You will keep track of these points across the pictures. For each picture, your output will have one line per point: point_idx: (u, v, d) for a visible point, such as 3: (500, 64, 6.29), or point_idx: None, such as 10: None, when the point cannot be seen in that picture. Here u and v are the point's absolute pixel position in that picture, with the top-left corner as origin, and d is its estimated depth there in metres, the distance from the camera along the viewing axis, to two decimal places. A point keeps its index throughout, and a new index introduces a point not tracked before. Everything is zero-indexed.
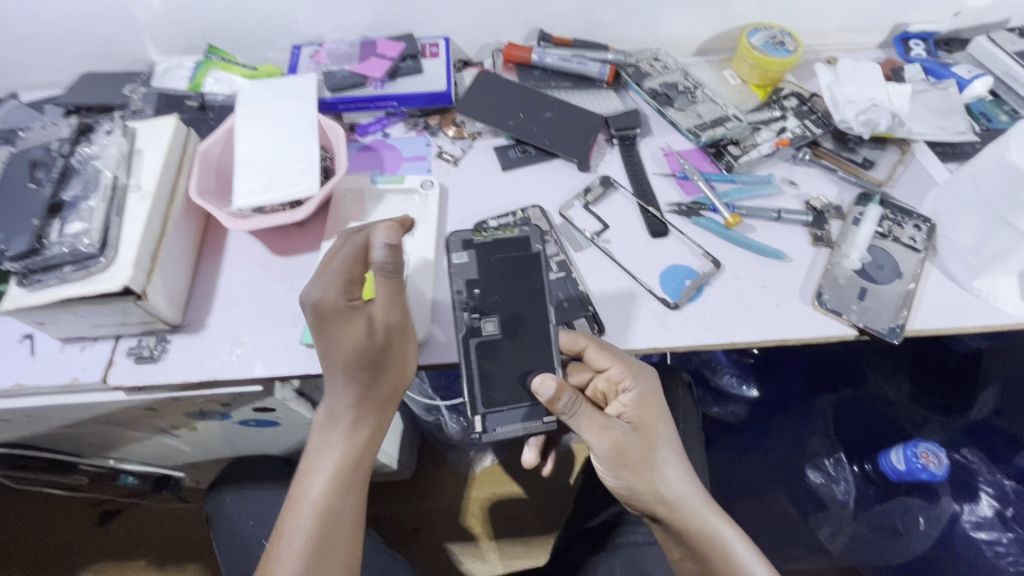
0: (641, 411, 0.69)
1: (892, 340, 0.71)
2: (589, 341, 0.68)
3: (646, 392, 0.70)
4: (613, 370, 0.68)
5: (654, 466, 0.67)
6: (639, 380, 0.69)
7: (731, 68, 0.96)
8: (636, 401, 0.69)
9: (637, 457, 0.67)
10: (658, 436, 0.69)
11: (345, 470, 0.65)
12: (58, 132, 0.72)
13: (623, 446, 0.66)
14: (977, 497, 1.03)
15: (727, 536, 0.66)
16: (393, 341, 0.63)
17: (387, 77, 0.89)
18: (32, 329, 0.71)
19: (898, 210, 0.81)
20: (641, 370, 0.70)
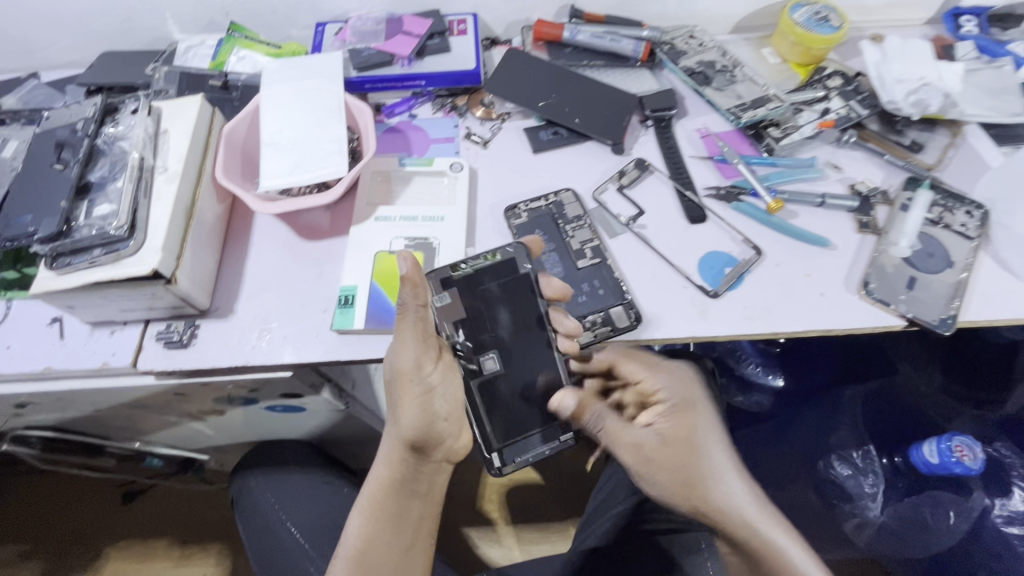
0: (676, 421, 0.70)
1: (943, 332, 0.68)
2: (620, 353, 0.73)
3: (682, 402, 0.72)
4: (647, 382, 0.73)
5: (696, 472, 0.67)
6: (673, 392, 0.73)
7: (771, 45, 0.92)
8: (671, 411, 0.72)
9: (670, 467, 0.68)
10: (698, 444, 0.69)
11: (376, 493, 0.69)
12: (83, 112, 0.70)
13: (651, 456, 0.69)
14: (1010, 491, 1.00)
15: (783, 546, 0.61)
16: (403, 377, 0.64)
17: (414, 55, 0.86)
18: (60, 313, 0.71)
19: (949, 196, 0.77)
20: (675, 381, 0.73)
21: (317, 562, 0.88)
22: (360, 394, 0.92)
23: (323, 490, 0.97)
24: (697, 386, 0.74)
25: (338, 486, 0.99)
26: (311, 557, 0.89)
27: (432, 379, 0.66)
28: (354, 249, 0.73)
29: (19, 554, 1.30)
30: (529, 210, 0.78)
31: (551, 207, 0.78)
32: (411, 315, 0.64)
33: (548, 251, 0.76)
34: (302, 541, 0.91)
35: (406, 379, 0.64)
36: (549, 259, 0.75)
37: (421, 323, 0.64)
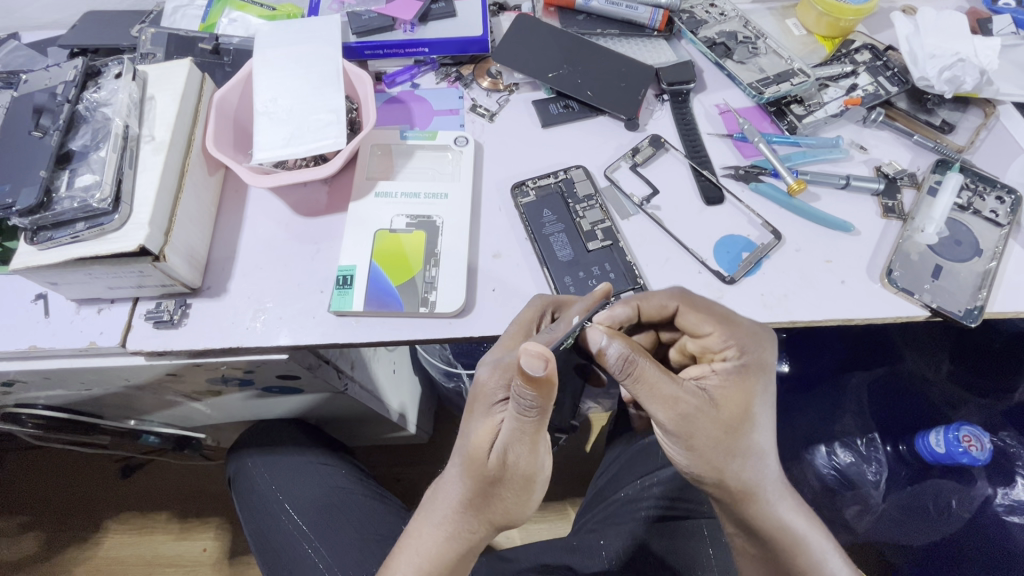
0: (736, 387, 0.59)
1: (968, 323, 0.65)
2: (681, 301, 0.61)
3: (750, 364, 0.60)
4: (714, 335, 0.60)
5: (737, 444, 0.59)
6: (745, 352, 0.60)
7: (795, 16, 0.86)
8: (737, 373, 0.59)
9: (712, 438, 0.58)
10: (750, 416, 0.59)
11: (445, 561, 0.62)
12: (63, 76, 0.66)
13: (692, 417, 0.57)
14: (1013, 481, 0.97)
15: (798, 526, 0.63)
16: (526, 480, 0.57)
17: (417, 20, 0.81)
18: (45, 289, 0.67)
19: (979, 178, 0.73)
20: (752, 340, 0.60)
21: (314, 544, 0.87)
22: (358, 375, 0.89)
23: (321, 471, 0.96)
24: (773, 351, 0.61)
25: (336, 468, 0.97)
26: (308, 538, 0.88)
27: (538, 470, 0.57)
28: (353, 226, 0.70)
29: (18, 525, 1.30)
30: (537, 187, 0.74)
31: (560, 185, 0.74)
32: (537, 417, 0.52)
33: (557, 231, 0.71)
34: (300, 522, 0.90)
35: (530, 482, 0.57)
36: (558, 240, 0.71)
37: (541, 421, 0.53)
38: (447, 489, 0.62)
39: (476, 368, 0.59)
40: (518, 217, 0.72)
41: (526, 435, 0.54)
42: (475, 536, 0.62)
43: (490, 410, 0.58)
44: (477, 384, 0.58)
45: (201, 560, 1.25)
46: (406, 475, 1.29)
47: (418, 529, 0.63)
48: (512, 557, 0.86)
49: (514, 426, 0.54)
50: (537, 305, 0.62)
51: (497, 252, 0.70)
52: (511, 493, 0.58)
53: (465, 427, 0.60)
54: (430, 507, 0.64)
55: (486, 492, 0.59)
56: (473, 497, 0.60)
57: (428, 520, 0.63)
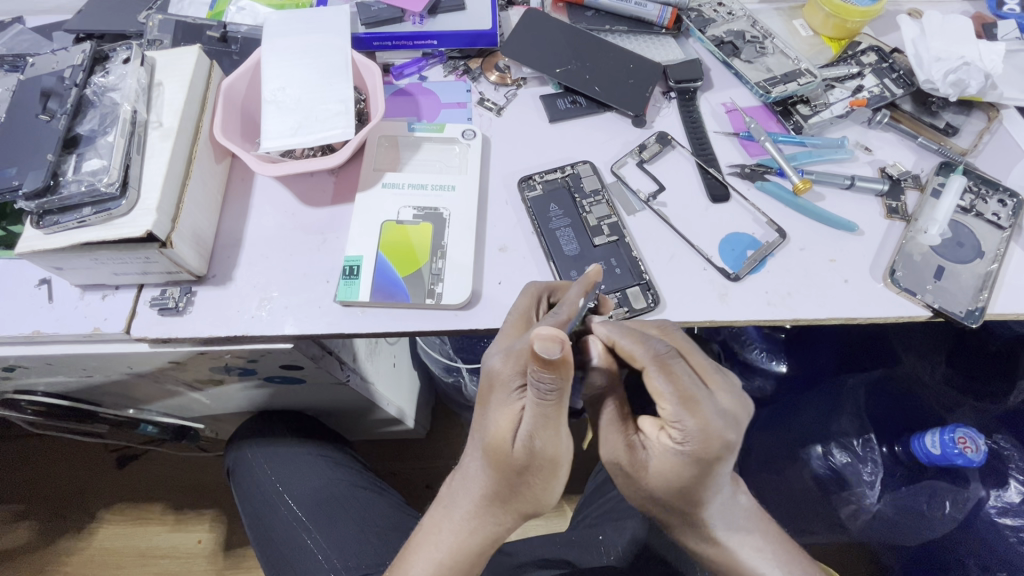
0: (677, 464, 0.55)
1: (970, 324, 0.66)
2: (649, 364, 0.54)
3: (698, 450, 0.54)
4: (668, 409, 0.54)
5: (669, 500, 0.59)
6: (695, 440, 0.53)
7: (802, 17, 0.86)
8: (677, 456, 0.55)
9: (641, 484, 0.59)
10: (685, 489, 0.57)
11: (468, 554, 0.62)
12: (71, 59, 0.65)
13: (623, 461, 0.59)
14: (1005, 483, 0.97)
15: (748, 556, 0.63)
16: (554, 465, 0.57)
17: (426, 12, 0.81)
18: (49, 274, 0.67)
19: (982, 181, 0.74)
20: (708, 428, 0.53)
21: (314, 535, 0.87)
22: (361, 367, 0.89)
23: (323, 463, 0.96)
24: (734, 428, 0.55)
25: (337, 461, 0.97)
26: (309, 529, 0.88)
27: (561, 452, 0.56)
28: (358, 218, 0.70)
29: (12, 514, 1.29)
30: (544, 181, 0.74)
31: (567, 180, 0.75)
32: (557, 399, 0.52)
33: (564, 226, 0.72)
34: (299, 513, 0.90)
35: (558, 466, 0.57)
36: (564, 233, 0.71)
37: (562, 401, 0.52)
38: (468, 483, 0.62)
39: (484, 360, 0.59)
40: (525, 210, 0.72)
41: (550, 420, 0.54)
42: (501, 527, 0.62)
43: (507, 398, 0.57)
44: (492, 374, 0.58)
45: (195, 552, 1.24)
46: (403, 469, 1.29)
47: (441, 522, 0.63)
48: (512, 551, 0.87)
49: (535, 410, 0.53)
50: (532, 292, 0.62)
51: (503, 245, 0.70)
52: (538, 479, 0.58)
53: (484, 419, 0.59)
54: (451, 500, 0.64)
55: (513, 483, 0.59)
56: (498, 489, 0.60)
57: (452, 513, 0.63)
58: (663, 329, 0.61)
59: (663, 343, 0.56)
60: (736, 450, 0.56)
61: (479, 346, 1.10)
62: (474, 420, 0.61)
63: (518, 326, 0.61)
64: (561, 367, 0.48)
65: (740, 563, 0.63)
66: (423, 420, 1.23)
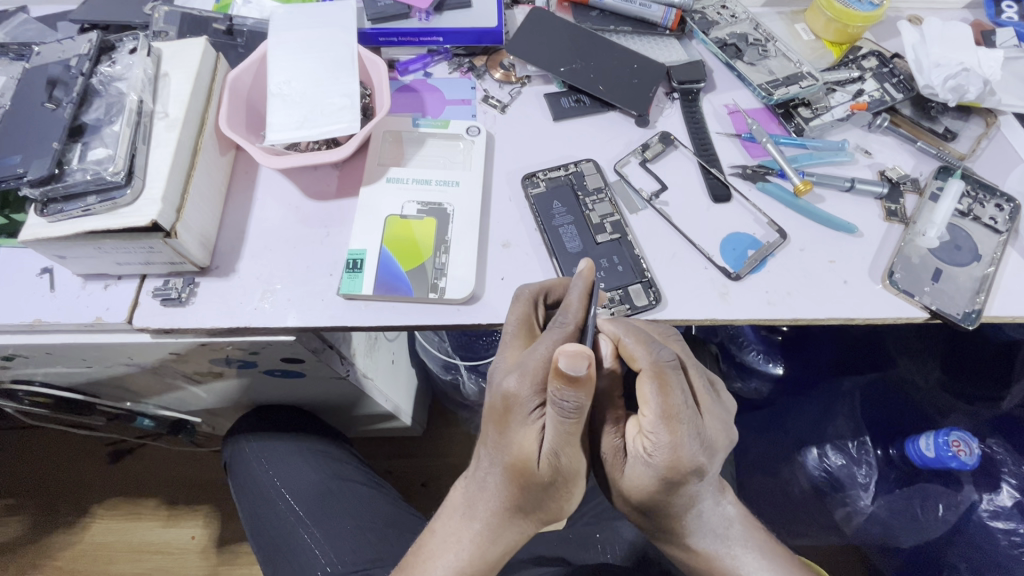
0: (644, 475, 0.55)
1: (967, 326, 0.67)
2: (646, 368, 0.54)
3: (667, 465, 0.53)
4: (648, 419, 0.53)
5: (637, 507, 0.60)
6: (663, 456, 0.53)
7: (804, 21, 0.87)
8: (649, 468, 0.54)
9: (614, 479, 0.60)
10: (647, 499, 0.57)
11: (490, 560, 0.63)
12: (77, 48, 0.65)
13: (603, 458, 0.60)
14: (998, 486, 0.99)
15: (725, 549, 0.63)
16: (575, 477, 0.57)
17: (432, 9, 0.81)
18: (51, 263, 0.67)
19: (980, 186, 0.75)
20: (679, 449, 0.52)
21: (312, 530, 0.88)
22: (359, 362, 0.88)
23: (320, 459, 0.95)
24: (700, 454, 0.54)
25: (334, 457, 0.97)
26: (306, 525, 0.88)
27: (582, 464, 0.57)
28: (364, 211, 0.70)
29: (5, 508, 1.28)
30: (548, 179, 0.75)
31: (570, 178, 0.75)
32: (578, 418, 0.51)
33: (567, 223, 0.72)
34: (296, 508, 0.90)
35: (578, 478, 0.58)
36: (567, 231, 0.72)
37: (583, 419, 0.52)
38: (486, 496, 0.62)
39: (498, 381, 0.57)
40: (528, 207, 0.73)
41: (573, 437, 0.53)
42: (523, 533, 0.63)
43: (527, 418, 0.56)
44: (507, 395, 0.55)
45: (188, 548, 1.24)
46: (399, 467, 1.28)
47: (459, 532, 0.63)
48: None
49: (559, 429, 0.52)
50: (527, 297, 0.62)
51: (506, 241, 0.71)
52: (561, 491, 0.58)
53: (504, 439, 0.57)
54: (468, 509, 0.63)
55: (535, 495, 0.59)
56: (519, 500, 0.60)
57: (472, 524, 0.62)
58: (665, 334, 0.63)
59: (665, 354, 0.55)
60: (700, 473, 0.54)
61: (478, 344, 1.09)
62: (489, 438, 0.59)
63: (522, 337, 0.60)
64: (583, 382, 0.48)
65: (742, 561, 0.63)
66: (419, 418, 1.23)
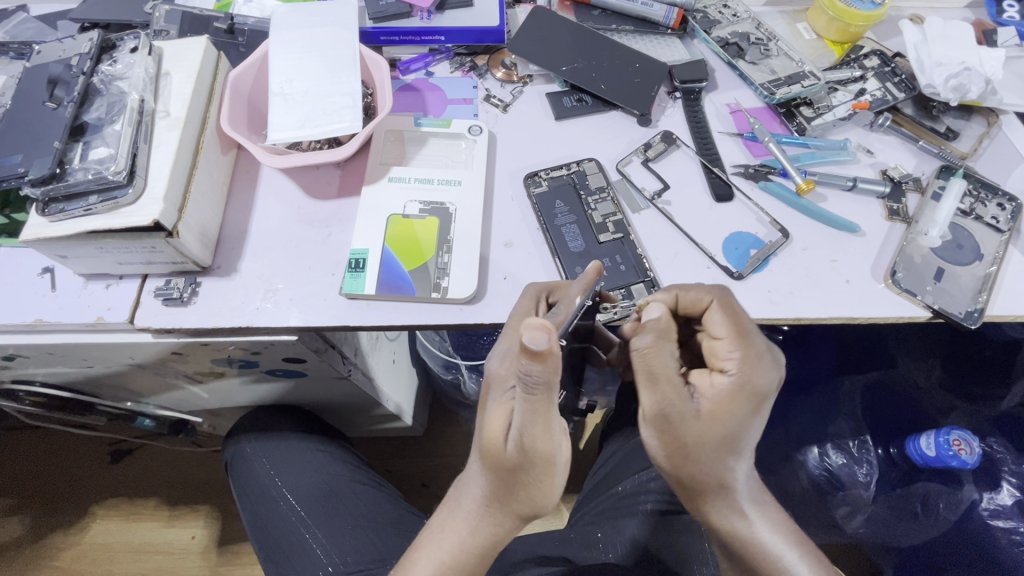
0: (729, 399, 0.55)
1: (969, 325, 0.67)
2: (716, 296, 0.60)
3: (748, 386, 0.56)
4: (725, 342, 0.58)
5: (712, 458, 0.56)
6: (750, 371, 0.56)
7: (806, 20, 0.87)
8: (734, 389, 0.56)
9: (682, 432, 0.55)
10: (728, 434, 0.55)
11: (468, 556, 0.61)
12: (77, 47, 0.65)
13: (674, 404, 0.55)
14: (998, 485, 0.99)
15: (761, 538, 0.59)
16: (546, 464, 0.55)
17: (434, 8, 0.81)
18: (52, 263, 0.67)
19: (982, 185, 0.75)
20: (761, 362, 0.57)
21: (314, 531, 0.87)
22: (361, 362, 0.88)
23: (321, 458, 0.95)
24: (776, 377, 0.57)
25: (336, 456, 0.97)
26: (307, 525, 0.88)
27: (555, 454, 0.55)
28: (366, 210, 0.70)
29: (5, 509, 1.28)
30: (550, 179, 0.75)
31: (573, 177, 0.75)
32: (543, 393, 0.52)
33: (569, 222, 0.72)
34: (297, 508, 0.90)
35: (550, 465, 0.55)
36: (569, 230, 0.72)
37: (552, 397, 0.53)
38: (470, 485, 0.62)
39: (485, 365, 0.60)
40: (530, 207, 0.73)
41: (541, 413, 0.53)
42: (500, 530, 0.61)
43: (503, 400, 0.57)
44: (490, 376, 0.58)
45: (189, 548, 1.23)
46: (400, 467, 1.28)
47: (443, 522, 0.63)
48: (511, 548, 0.86)
49: (525, 405, 0.53)
50: (532, 292, 0.63)
51: (509, 240, 0.71)
52: (534, 479, 0.56)
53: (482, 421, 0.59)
54: (455, 501, 0.64)
55: (510, 484, 0.58)
56: (497, 490, 0.59)
57: (456, 513, 0.63)
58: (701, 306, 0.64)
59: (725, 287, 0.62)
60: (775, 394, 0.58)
61: (479, 343, 1.09)
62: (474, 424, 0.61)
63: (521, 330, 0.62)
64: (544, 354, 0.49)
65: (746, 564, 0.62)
66: (420, 418, 1.23)
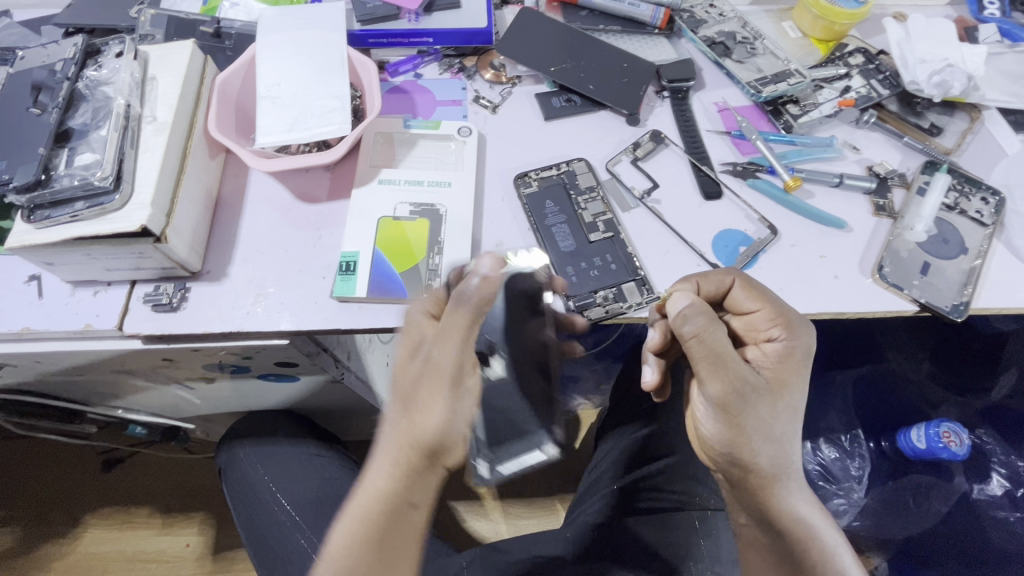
0: (783, 362, 0.60)
1: (955, 318, 0.68)
2: (737, 275, 0.64)
3: (795, 349, 0.61)
4: (761, 314, 0.63)
5: (784, 429, 0.59)
6: (792, 333, 0.61)
7: (791, 19, 0.88)
8: (786, 352, 0.61)
9: (756, 408, 0.57)
10: (792, 398, 0.60)
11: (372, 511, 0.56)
12: (62, 52, 0.65)
13: (744, 382, 0.57)
14: (988, 476, 1.01)
15: (814, 516, 0.62)
16: (442, 376, 0.54)
17: (422, 10, 0.81)
18: (39, 270, 0.66)
19: (966, 180, 0.76)
20: (799, 324, 0.61)
21: (307, 535, 0.86)
22: (354, 366, 0.88)
23: (316, 462, 0.95)
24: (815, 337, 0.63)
25: (330, 459, 0.96)
26: (302, 529, 0.87)
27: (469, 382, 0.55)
28: (356, 213, 0.70)
29: None
30: (540, 179, 0.75)
31: (563, 177, 0.75)
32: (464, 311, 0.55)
33: (559, 222, 0.72)
34: (292, 513, 0.89)
35: (445, 380, 0.55)
36: (560, 230, 0.72)
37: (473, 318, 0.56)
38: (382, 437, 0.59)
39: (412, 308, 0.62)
40: (520, 207, 0.73)
41: (455, 331, 0.55)
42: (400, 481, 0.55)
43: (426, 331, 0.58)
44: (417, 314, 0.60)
45: (184, 556, 1.23)
46: None
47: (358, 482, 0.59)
48: (506, 548, 0.86)
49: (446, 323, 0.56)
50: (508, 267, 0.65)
51: (499, 241, 0.71)
52: (434, 402, 0.54)
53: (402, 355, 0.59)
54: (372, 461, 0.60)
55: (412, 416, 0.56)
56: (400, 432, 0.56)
57: (366, 473, 0.58)
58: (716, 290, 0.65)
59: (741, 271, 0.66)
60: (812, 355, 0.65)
61: None
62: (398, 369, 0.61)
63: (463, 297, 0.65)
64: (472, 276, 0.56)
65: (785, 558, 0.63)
66: None
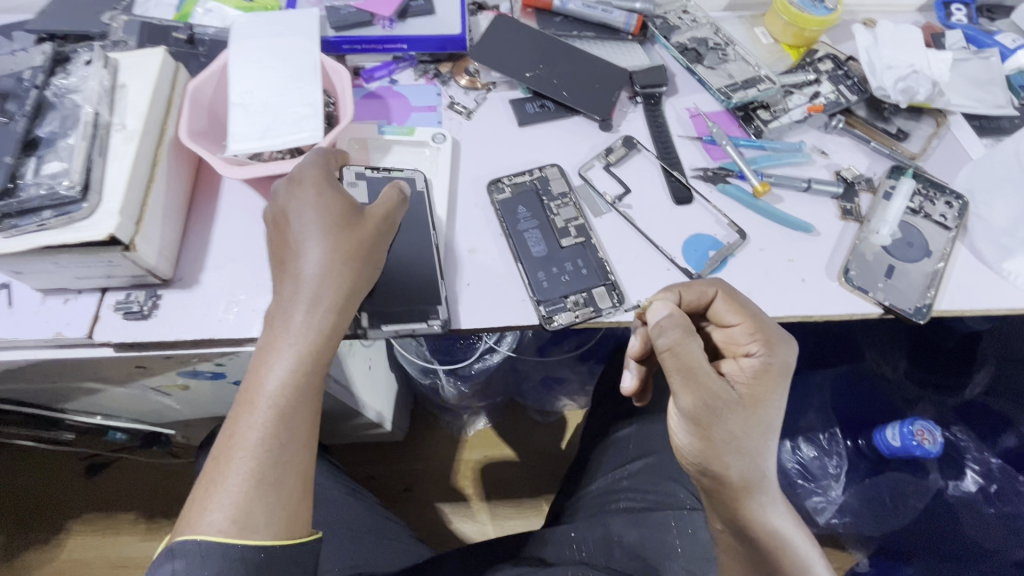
0: (761, 377, 0.60)
1: (918, 320, 0.69)
2: (719, 288, 0.63)
3: (775, 363, 0.60)
4: (742, 328, 0.62)
5: (757, 443, 0.59)
6: (771, 348, 0.60)
7: (763, 25, 0.89)
8: (764, 368, 0.60)
9: (728, 423, 0.57)
10: (767, 413, 0.59)
11: (300, 381, 0.55)
12: (29, 60, 0.64)
13: (719, 396, 0.57)
14: (963, 473, 1.01)
15: (785, 527, 0.62)
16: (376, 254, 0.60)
17: (396, 16, 0.82)
18: (9, 279, 0.66)
19: (930, 185, 0.78)
20: (779, 337, 0.61)
21: None
22: (337, 371, 0.85)
23: None
24: (795, 352, 0.62)
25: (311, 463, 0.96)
26: None
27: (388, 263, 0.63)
28: None
29: None
30: (513, 184, 0.76)
31: (536, 183, 0.76)
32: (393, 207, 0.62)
33: (532, 228, 0.73)
34: None
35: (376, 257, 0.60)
36: (533, 235, 0.73)
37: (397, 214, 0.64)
38: (287, 312, 0.56)
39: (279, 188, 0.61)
40: (494, 213, 0.74)
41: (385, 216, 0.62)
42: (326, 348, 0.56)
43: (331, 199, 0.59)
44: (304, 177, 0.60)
45: None
46: (382, 472, 1.28)
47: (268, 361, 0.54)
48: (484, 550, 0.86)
49: (377, 209, 0.61)
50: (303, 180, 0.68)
51: (473, 247, 0.71)
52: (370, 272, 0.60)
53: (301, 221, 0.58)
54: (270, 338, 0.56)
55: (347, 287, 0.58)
56: (325, 299, 0.57)
57: (278, 350, 0.55)
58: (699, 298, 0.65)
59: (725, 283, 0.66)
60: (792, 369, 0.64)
61: (455, 347, 1.08)
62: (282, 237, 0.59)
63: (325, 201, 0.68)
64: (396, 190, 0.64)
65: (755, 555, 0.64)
66: (401, 423, 1.23)
